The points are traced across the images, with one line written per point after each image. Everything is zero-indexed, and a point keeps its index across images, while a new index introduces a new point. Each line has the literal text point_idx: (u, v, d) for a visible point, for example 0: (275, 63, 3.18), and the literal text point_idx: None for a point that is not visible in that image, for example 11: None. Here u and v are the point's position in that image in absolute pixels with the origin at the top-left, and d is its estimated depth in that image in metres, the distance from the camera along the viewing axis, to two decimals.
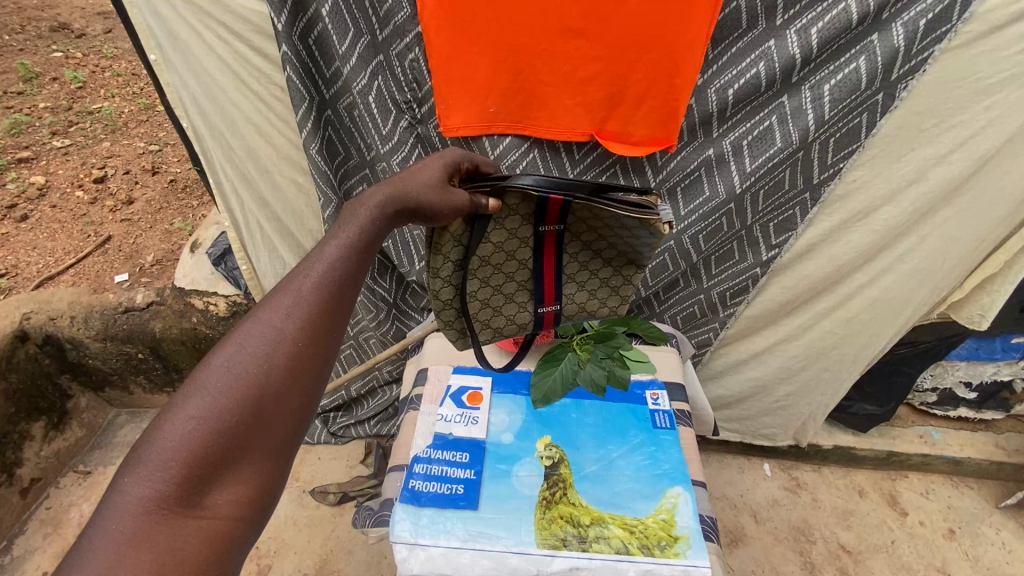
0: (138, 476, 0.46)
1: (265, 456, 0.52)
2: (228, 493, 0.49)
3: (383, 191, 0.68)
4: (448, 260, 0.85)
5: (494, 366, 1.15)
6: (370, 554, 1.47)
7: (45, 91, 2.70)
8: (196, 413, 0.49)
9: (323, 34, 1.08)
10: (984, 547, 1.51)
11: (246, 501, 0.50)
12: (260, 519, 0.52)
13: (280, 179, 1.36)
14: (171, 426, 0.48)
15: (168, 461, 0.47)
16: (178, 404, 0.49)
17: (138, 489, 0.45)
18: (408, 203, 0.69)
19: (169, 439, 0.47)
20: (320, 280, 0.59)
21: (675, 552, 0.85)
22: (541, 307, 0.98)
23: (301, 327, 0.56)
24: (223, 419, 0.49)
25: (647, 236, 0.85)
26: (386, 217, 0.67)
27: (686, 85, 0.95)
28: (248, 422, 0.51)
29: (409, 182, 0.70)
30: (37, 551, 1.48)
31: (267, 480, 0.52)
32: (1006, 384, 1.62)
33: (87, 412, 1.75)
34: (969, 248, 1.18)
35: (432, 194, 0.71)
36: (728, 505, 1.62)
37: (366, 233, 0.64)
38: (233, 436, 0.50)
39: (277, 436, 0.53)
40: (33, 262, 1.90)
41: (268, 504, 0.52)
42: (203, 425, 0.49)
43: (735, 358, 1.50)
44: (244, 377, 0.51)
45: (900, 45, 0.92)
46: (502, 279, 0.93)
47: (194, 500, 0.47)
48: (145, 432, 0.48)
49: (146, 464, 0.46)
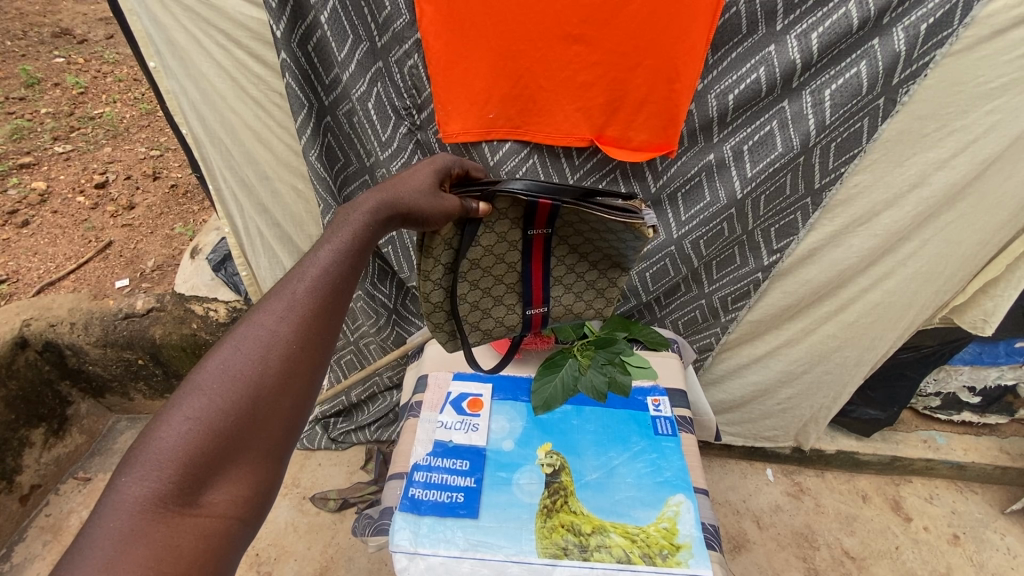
0: (134, 475, 0.45)
1: (262, 455, 0.51)
2: (224, 493, 0.48)
3: (376, 197, 0.68)
4: (439, 264, 0.85)
5: (487, 369, 1.14)
6: (371, 561, 1.47)
7: (47, 97, 2.72)
8: (192, 413, 0.48)
9: (322, 41, 1.07)
10: (989, 553, 1.50)
11: (242, 501, 0.49)
12: (257, 518, 0.51)
13: (279, 185, 1.36)
14: (167, 426, 0.48)
15: (164, 460, 0.46)
16: (174, 406, 0.49)
17: (134, 488, 0.45)
18: (401, 210, 0.69)
19: (166, 438, 0.47)
20: (314, 284, 0.59)
21: (677, 561, 0.84)
22: (529, 309, 0.98)
23: (296, 328, 0.55)
24: (220, 419, 0.49)
25: (633, 239, 0.85)
26: (380, 222, 0.67)
27: (686, 91, 0.94)
28: (244, 423, 0.50)
29: (404, 188, 0.70)
30: (37, 558, 1.48)
31: (264, 480, 0.51)
32: (1010, 389, 1.61)
33: (88, 418, 1.75)
34: (972, 252, 1.17)
35: (424, 201, 0.71)
36: (730, 510, 1.62)
37: (360, 238, 0.64)
38: (230, 436, 0.49)
39: (273, 435, 0.52)
40: (34, 268, 1.90)
41: (264, 505, 0.51)
42: (199, 425, 0.48)
43: (737, 363, 1.50)
44: (239, 378, 0.51)
45: (901, 50, 0.91)
46: (491, 281, 0.93)
47: (191, 498, 0.46)
48: (141, 433, 0.47)
49: (142, 463, 0.46)
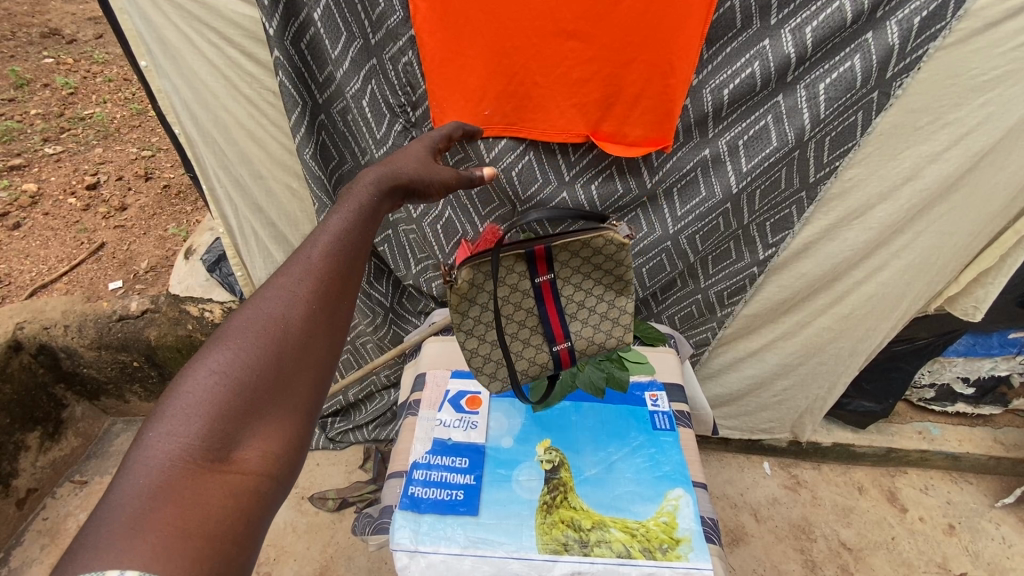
0: (163, 430, 0.44)
1: (289, 413, 0.50)
2: (254, 449, 0.47)
3: (376, 170, 0.70)
4: (485, 291, 0.92)
5: None
6: (370, 560, 1.47)
7: (36, 98, 2.69)
8: (217, 369, 0.48)
9: (315, 38, 1.06)
10: (984, 542, 1.52)
11: (274, 457, 0.47)
12: (289, 478, 0.49)
13: (273, 184, 1.35)
14: (193, 382, 0.47)
15: (192, 414, 0.45)
16: (197, 362, 0.48)
17: (163, 442, 0.43)
18: (401, 181, 0.71)
19: (192, 393, 0.46)
20: (328, 249, 0.59)
21: (677, 555, 0.85)
22: (554, 345, 0.98)
23: (315, 289, 0.55)
24: (244, 375, 0.48)
25: None
26: (382, 192, 0.68)
27: (681, 85, 0.94)
28: (269, 379, 0.50)
29: (400, 163, 0.73)
30: (34, 562, 1.47)
31: (293, 437, 0.49)
32: (1003, 379, 1.63)
33: (83, 421, 1.74)
34: (964, 243, 1.18)
35: (420, 170, 0.75)
36: (728, 504, 1.63)
37: (365, 208, 0.65)
38: (256, 391, 0.48)
39: (300, 393, 0.51)
40: (27, 270, 1.88)
41: (294, 464, 0.50)
42: (224, 382, 0.47)
43: (734, 356, 1.50)
44: (262, 336, 0.51)
45: (894, 44, 0.91)
46: (514, 322, 0.95)
47: (221, 453, 0.45)
48: (167, 389, 0.46)
49: (169, 418, 0.44)
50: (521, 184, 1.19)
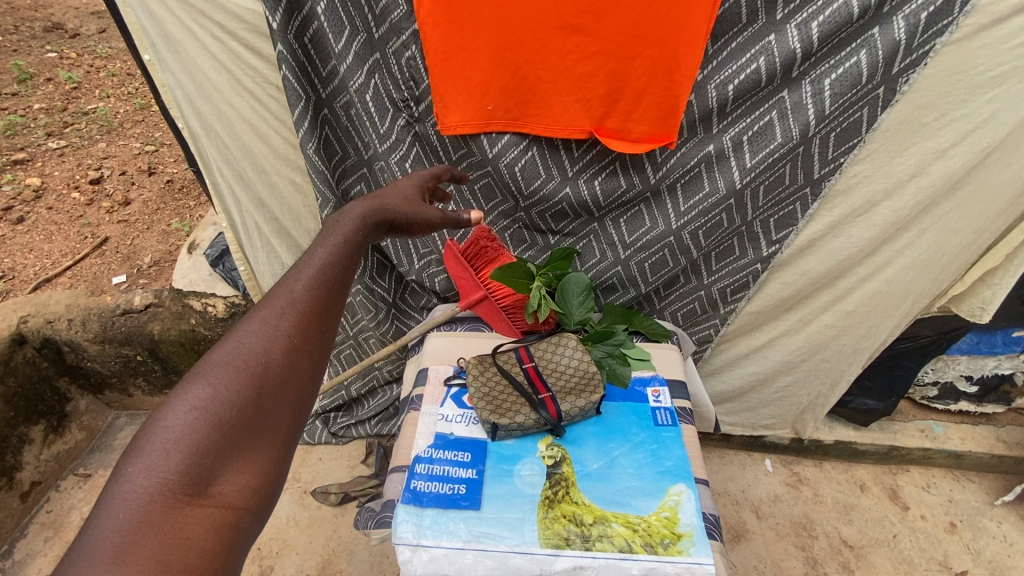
0: (142, 465, 0.44)
1: (267, 447, 0.51)
2: (232, 483, 0.47)
3: (363, 207, 0.73)
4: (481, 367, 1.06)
5: (530, 339, 1.15)
6: (372, 554, 1.47)
7: (40, 92, 2.69)
8: (198, 403, 0.48)
9: (318, 32, 1.06)
10: (986, 541, 1.52)
11: (251, 491, 0.48)
12: (265, 513, 0.50)
13: (276, 179, 1.35)
14: (173, 416, 0.47)
15: (171, 449, 0.46)
16: (176, 396, 0.48)
17: (141, 479, 0.43)
18: (387, 216, 0.76)
19: (172, 428, 0.46)
20: (310, 283, 0.60)
21: (678, 549, 0.85)
22: (540, 398, 1.00)
23: (296, 323, 0.56)
24: (224, 408, 0.49)
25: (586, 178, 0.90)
26: (368, 226, 0.72)
27: (686, 81, 0.93)
28: (249, 413, 0.50)
29: (388, 200, 0.79)
30: (38, 554, 1.48)
31: (270, 470, 0.50)
32: (1006, 378, 1.62)
33: (87, 414, 1.75)
34: (969, 240, 1.17)
35: (406, 208, 0.81)
36: (730, 501, 1.63)
37: (350, 240, 0.67)
38: (235, 426, 0.49)
39: (279, 426, 0.52)
40: (31, 265, 1.89)
41: (270, 497, 0.50)
42: (205, 415, 0.48)
43: (736, 354, 1.50)
44: (243, 370, 0.52)
45: (901, 39, 0.91)
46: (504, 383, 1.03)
47: (199, 488, 0.45)
48: (145, 424, 0.47)
49: (147, 454, 0.45)
50: (524, 179, 1.18)
